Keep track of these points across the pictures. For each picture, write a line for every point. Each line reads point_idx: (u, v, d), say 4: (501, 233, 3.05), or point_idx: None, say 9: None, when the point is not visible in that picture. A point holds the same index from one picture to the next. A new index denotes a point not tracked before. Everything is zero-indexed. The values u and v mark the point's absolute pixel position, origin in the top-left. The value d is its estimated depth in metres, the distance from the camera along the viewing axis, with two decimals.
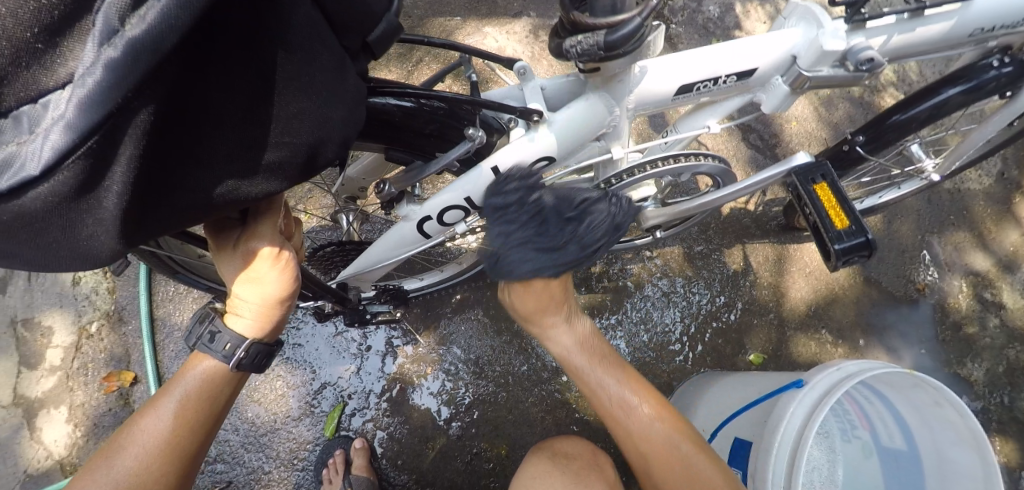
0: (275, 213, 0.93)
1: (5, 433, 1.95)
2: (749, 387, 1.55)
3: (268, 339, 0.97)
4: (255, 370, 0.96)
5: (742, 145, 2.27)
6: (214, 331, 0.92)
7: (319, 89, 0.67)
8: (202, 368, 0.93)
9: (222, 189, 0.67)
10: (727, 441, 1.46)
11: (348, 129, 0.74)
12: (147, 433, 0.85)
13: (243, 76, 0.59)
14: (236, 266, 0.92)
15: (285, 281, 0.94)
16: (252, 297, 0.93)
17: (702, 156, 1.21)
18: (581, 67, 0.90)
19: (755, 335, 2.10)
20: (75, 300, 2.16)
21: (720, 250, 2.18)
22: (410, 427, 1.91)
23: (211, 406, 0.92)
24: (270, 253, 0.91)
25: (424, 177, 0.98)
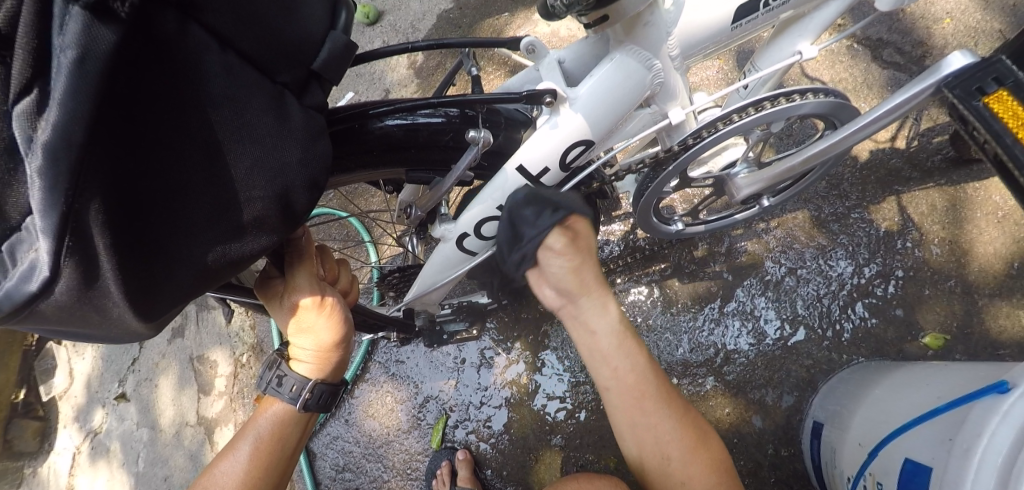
0: (311, 260, 0.88)
1: (195, 446, 2.32)
2: (919, 389, 1.21)
3: (332, 380, 0.93)
4: (323, 410, 0.92)
5: (874, 66, 1.80)
6: (282, 375, 0.89)
7: (262, 134, 0.65)
8: (274, 410, 0.93)
9: (215, 255, 0.66)
10: (897, 461, 1.09)
11: (313, 168, 0.70)
12: (224, 476, 0.86)
13: (186, 138, 0.59)
14: (284, 318, 0.89)
15: (334, 325, 0.89)
16: (306, 344, 0.89)
17: (799, 93, 0.92)
18: (583, 18, 0.73)
19: (926, 310, 1.64)
20: (228, 336, 2.48)
21: (863, 206, 1.75)
22: (513, 438, 1.84)
23: (283, 448, 0.92)
24: (312, 302, 0.86)
25: (445, 192, 0.87)
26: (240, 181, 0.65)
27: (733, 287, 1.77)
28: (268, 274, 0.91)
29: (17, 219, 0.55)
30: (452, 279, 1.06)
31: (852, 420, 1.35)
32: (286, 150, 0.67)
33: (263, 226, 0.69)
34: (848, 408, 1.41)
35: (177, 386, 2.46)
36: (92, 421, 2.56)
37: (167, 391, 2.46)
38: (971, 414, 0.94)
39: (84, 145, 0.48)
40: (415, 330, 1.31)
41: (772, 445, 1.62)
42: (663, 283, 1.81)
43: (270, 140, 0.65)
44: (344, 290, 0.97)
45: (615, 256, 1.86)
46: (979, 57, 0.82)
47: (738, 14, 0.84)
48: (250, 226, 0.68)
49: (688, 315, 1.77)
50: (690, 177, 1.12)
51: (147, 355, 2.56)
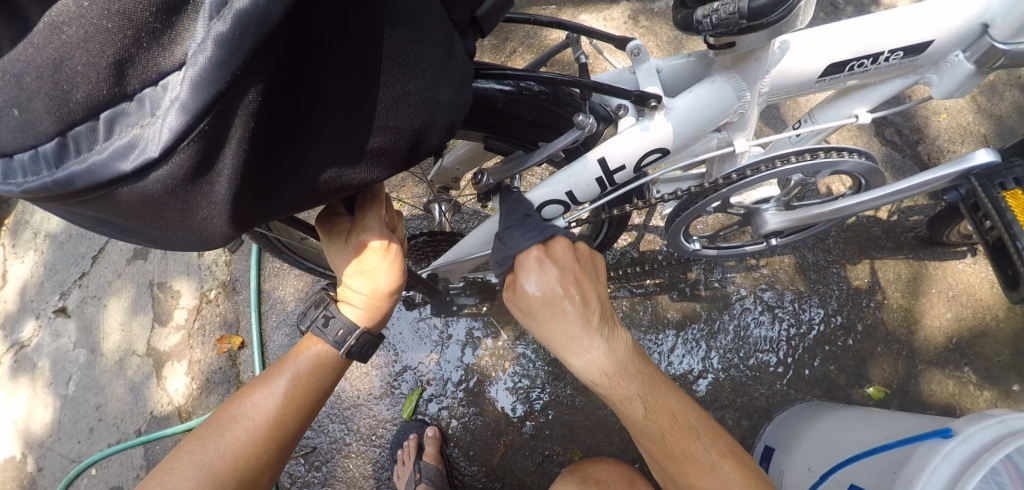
0: (381, 204, 0.87)
1: (139, 378, 2.22)
2: (862, 430, 1.36)
3: (375, 330, 0.92)
4: (360, 359, 0.91)
5: (875, 141, 1.99)
6: (329, 316, 0.88)
7: (424, 67, 0.65)
8: (315, 350, 0.89)
9: (328, 175, 0.66)
10: (842, 485, 1.22)
11: (453, 114, 0.70)
12: (256, 409, 0.83)
13: (351, 51, 0.59)
14: (345, 257, 0.87)
15: (394, 275, 0.87)
16: (360, 288, 0.88)
17: (845, 151, 1.04)
18: (711, 39, 0.81)
19: (876, 364, 1.82)
20: (199, 269, 2.39)
21: (840, 263, 1.93)
22: (485, 419, 1.90)
23: (318, 390, 0.88)
24: (381, 245, 0.85)
25: (523, 168, 0.93)
26: (381, 108, 0.64)
27: (717, 313, 1.90)
28: (332, 210, 0.88)
29: (134, 86, 0.52)
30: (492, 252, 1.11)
31: (803, 447, 1.50)
32: (441, 89, 0.67)
33: (383, 158, 0.68)
34: (798, 439, 1.55)
35: (129, 311, 2.33)
36: (20, 331, 2.37)
37: (116, 314, 2.33)
38: (915, 453, 1.08)
39: (274, 27, 0.49)
40: (438, 294, 1.33)
41: None
42: (651, 296, 1.92)
43: (430, 74, 0.65)
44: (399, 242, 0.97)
45: (617, 264, 1.96)
46: (1002, 159, 1.04)
47: (825, 72, 0.99)
48: (371, 154, 0.67)
49: (670, 330, 1.89)
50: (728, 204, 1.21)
51: (99, 273, 2.41)
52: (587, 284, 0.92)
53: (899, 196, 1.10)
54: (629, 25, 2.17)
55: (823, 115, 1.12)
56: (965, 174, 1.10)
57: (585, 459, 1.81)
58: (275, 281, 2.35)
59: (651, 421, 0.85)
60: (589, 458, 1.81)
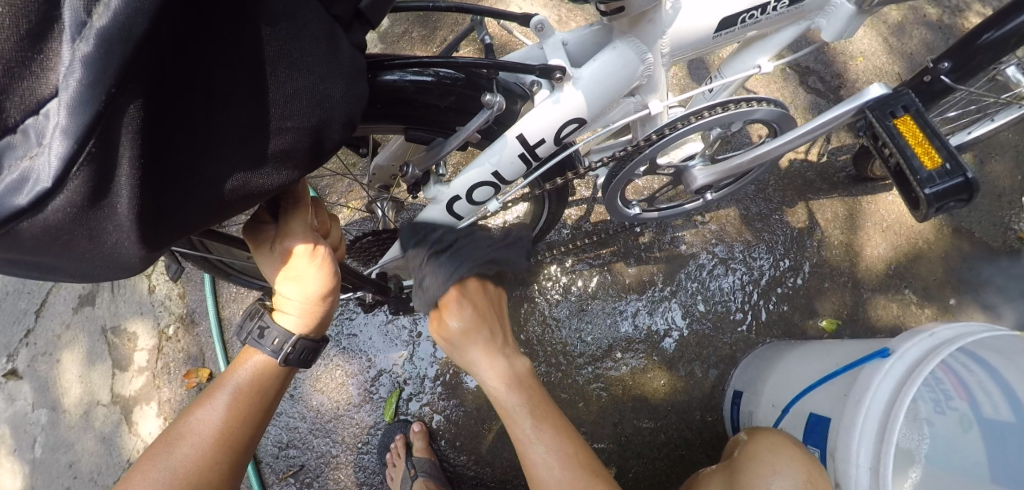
0: (305, 209, 0.87)
1: (108, 428, 2.10)
2: (821, 359, 1.42)
3: (314, 336, 0.93)
4: (301, 366, 0.92)
5: (800, 90, 2.07)
6: (263, 326, 0.89)
7: (312, 64, 0.68)
8: (253, 361, 0.90)
9: (235, 182, 0.67)
10: (803, 416, 1.30)
11: (349, 105, 0.74)
12: (201, 425, 0.83)
13: (236, 58, 0.61)
14: (273, 265, 0.87)
15: (324, 278, 0.88)
16: (293, 295, 0.88)
17: (754, 100, 1.09)
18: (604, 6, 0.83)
19: (826, 298, 1.92)
20: (153, 307, 2.28)
21: (782, 210, 2.01)
22: (466, 409, 1.92)
23: (262, 400, 0.89)
24: (306, 249, 0.85)
25: (446, 153, 0.94)
26: (276, 110, 0.67)
27: (674, 272, 1.96)
28: (257, 220, 0.88)
29: (15, 119, 0.50)
30: (433, 244, 1.11)
31: (769, 385, 1.57)
32: (332, 84, 0.71)
33: (287, 158, 0.71)
34: (765, 377, 1.62)
35: (87, 362, 2.17)
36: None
37: (71, 368, 2.15)
38: (863, 376, 1.15)
39: (142, 39, 0.49)
40: (389, 292, 1.36)
41: (699, 412, 1.84)
42: (610, 266, 1.97)
43: (318, 70, 0.69)
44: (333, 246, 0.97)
45: (571, 239, 1.99)
46: (894, 89, 1.12)
47: (720, 26, 1.01)
48: (275, 156, 0.70)
49: (632, 295, 1.95)
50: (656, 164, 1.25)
51: (45, 327, 2.20)
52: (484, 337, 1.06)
53: (805, 137, 1.18)
54: (554, 5, 2.19)
55: (730, 68, 1.17)
56: (862, 109, 1.17)
57: None
58: (235, 306, 2.30)
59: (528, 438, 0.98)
60: (571, 430, 1.85)
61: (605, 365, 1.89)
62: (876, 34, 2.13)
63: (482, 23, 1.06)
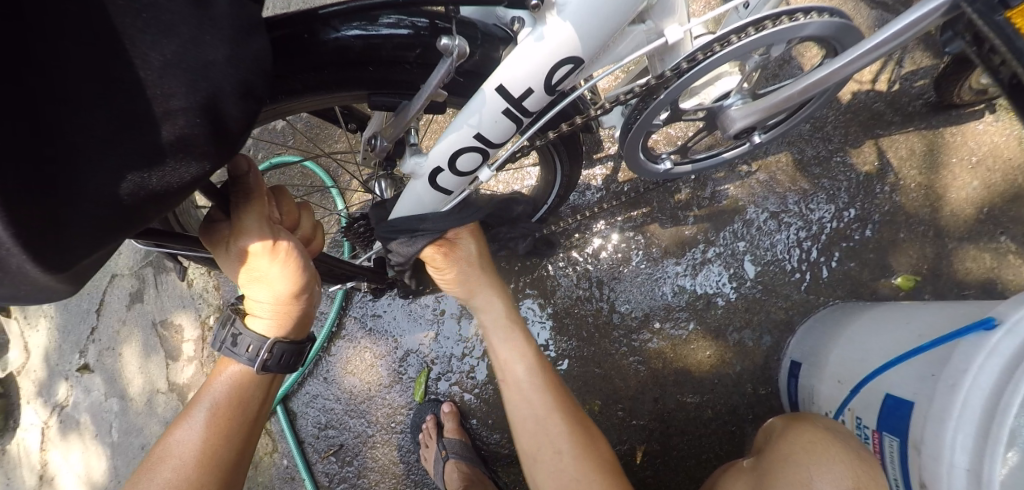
0: (263, 200, 0.77)
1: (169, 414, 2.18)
2: (897, 326, 1.23)
3: (294, 337, 0.84)
4: (287, 371, 0.84)
5: (863, 5, 1.74)
6: (237, 333, 0.81)
7: (173, 25, 0.55)
8: (231, 373, 0.85)
9: (129, 185, 0.58)
10: (877, 397, 1.13)
11: (241, 69, 0.61)
12: (180, 446, 0.80)
13: (65, 33, 0.50)
14: (235, 266, 0.79)
15: (293, 273, 0.79)
16: (263, 296, 0.80)
17: (804, 12, 0.86)
18: None
19: (902, 252, 1.65)
20: (193, 300, 2.25)
21: (845, 149, 1.73)
22: (496, 387, 1.83)
23: (243, 412, 0.85)
24: (264, 247, 0.76)
25: (412, 117, 0.79)
26: (150, 89, 0.55)
27: (716, 231, 1.75)
28: (213, 218, 0.79)
29: None
30: (426, 222, 0.98)
31: (836, 350, 1.37)
32: (208, 45, 0.58)
33: (190, 147, 0.60)
34: (829, 345, 1.42)
35: (143, 354, 2.26)
36: (56, 394, 2.33)
37: (132, 361, 2.25)
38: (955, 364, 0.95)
39: None
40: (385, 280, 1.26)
41: (751, 385, 1.66)
42: (643, 228, 1.78)
43: (185, 31, 0.56)
44: (306, 238, 0.88)
45: (598, 202, 1.80)
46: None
47: None
48: (170, 148, 0.59)
49: (670, 259, 1.76)
50: (680, 108, 1.07)
51: (106, 323, 2.31)
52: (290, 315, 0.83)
53: (880, 50, 0.91)
54: None
55: None
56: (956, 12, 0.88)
57: (603, 409, 1.73)
58: None
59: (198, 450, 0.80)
60: (608, 408, 1.73)
61: (642, 338, 1.73)
62: None
63: None
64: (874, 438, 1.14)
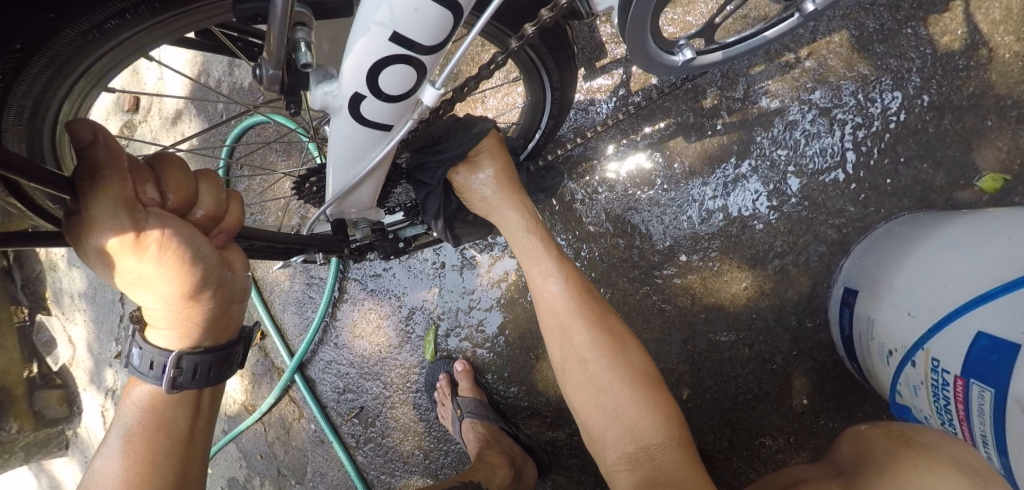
0: (116, 177, 0.57)
1: None
2: (993, 247, 0.97)
3: (211, 343, 0.68)
4: (213, 384, 0.69)
5: None
6: (138, 347, 0.66)
7: None
8: (139, 392, 0.68)
9: None
10: (965, 337, 0.91)
11: None
12: (101, 479, 0.67)
13: None
14: (100, 271, 0.59)
15: (177, 272, 0.59)
16: (152, 303, 0.62)
17: None
18: None
19: (987, 143, 1.34)
20: None
21: (918, 18, 1.37)
22: (508, 339, 1.69)
23: (170, 433, 0.69)
24: (122, 242, 0.55)
25: (282, 30, 0.54)
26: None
27: (752, 140, 1.46)
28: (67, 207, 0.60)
29: None
30: (372, 167, 0.75)
31: (899, 284, 1.13)
32: None
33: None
34: (892, 273, 1.18)
35: None
36: (105, 380, 2.16)
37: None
38: None
39: None
40: (345, 247, 1.04)
41: (795, 317, 1.45)
42: (664, 145, 1.50)
43: None
44: (210, 213, 0.67)
45: (606, 118, 1.53)
46: None
47: None
48: None
49: (697, 180, 1.49)
50: None
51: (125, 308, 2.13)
52: (196, 317, 0.64)
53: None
54: None
55: None
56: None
57: None
58: None
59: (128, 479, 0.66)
60: None
61: (668, 273, 1.52)
62: None
63: None
64: (955, 385, 0.93)
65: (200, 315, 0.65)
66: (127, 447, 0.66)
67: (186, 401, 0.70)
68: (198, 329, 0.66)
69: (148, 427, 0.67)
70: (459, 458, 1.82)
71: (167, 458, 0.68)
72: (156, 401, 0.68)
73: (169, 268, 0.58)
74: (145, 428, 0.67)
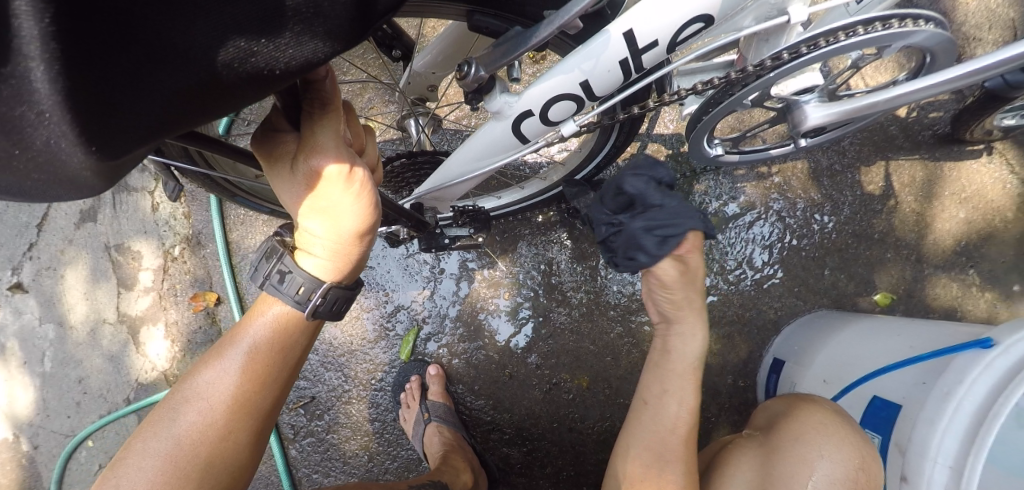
0: (339, 115, 0.70)
1: (116, 348, 1.87)
2: (888, 336, 1.31)
3: (347, 282, 0.80)
4: (333, 317, 0.81)
5: None
6: (285, 271, 0.77)
7: None
8: (273, 312, 0.77)
9: (235, 53, 0.52)
10: (865, 398, 1.21)
11: None
12: (208, 389, 0.74)
13: None
14: (299, 191, 0.72)
15: (365, 212, 0.73)
16: (325, 233, 0.74)
17: (920, 19, 0.90)
18: None
19: (885, 270, 1.77)
20: (156, 225, 1.95)
21: (855, 167, 1.81)
22: (487, 354, 1.82)
23: (284, 361, 0.78)
24: (340, 174, 0.69)
25: (520, 53, 0.72)
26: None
27: (723, 226, 1.80)
28: (276, 129, 0.73)
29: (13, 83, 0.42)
30: (492, 168, 0.92)
31: (819, 356, 1.45)
32: None
33: (314, 17, 0.56)
34: (813, 348, 1.50)
35: (91, 281, 1.90)
36: None
37: (76, 286, 1.90)
38: (951, 373, 1.02)
39: None
40: (428, 227, 1.21)
41: (731, 376, 1.74)
42: None
43: None
44: (371, 166, 0.81)
45: None
46: None
47: None
48: (294, 24, 0.55)
49: None
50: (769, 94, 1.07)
51: (46, 241, 1.92)
52: (351, 256, 0.77)
53: (965, 78, 0.95)
54: None
55: None
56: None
57: (594, 384, 1.76)
58: (243, 230, 1.95)
59: (238, 396, 0.74)
60: (598, 382, 1.76)
61: (639, 320, 1.77)
62: None
63: None
64: None
65: (355, 255, 0.77)
66: (246, 364, 0.74)
67: (299, 335, 0.80)
68: (347, 267, 0.78)
69: (266, 352, 0.76)
70: (406, 465, 1.84)
71: (273, 385, 0.77)
72: (282, 329, 0.77)
73: (363, 206, 0.73)
74: (264, 353, 0.76)
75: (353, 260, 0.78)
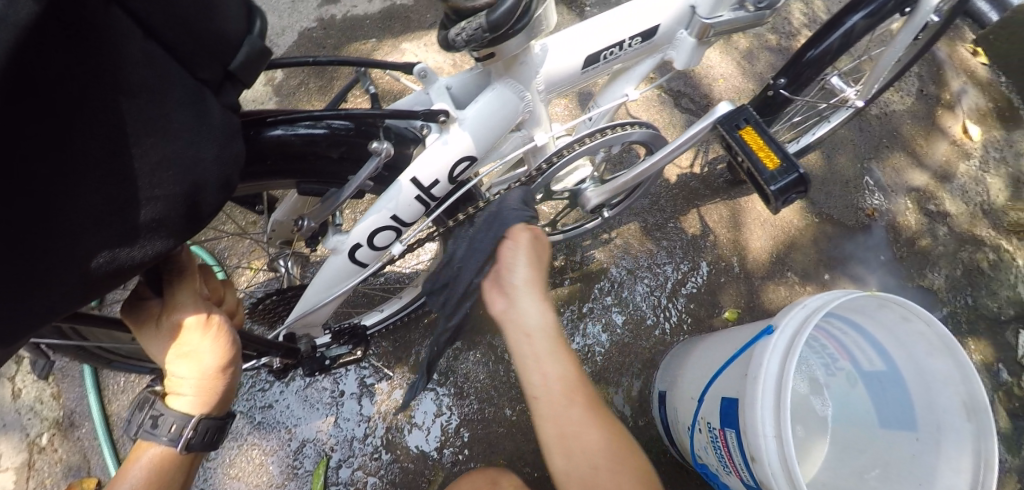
0: (192, 279, 0.88)
1: None
2: (713, 347, 1.59)
3: (216, 413, 0.92)
4: (208, 448, 0.90)
5: (676, 110, 2.33)
6: (156, 415, 0.87)
7: (179, 133, 0.70)
8: (149, 455, 0.88)
9: (99, 262, 0.67)
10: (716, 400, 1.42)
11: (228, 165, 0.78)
12: None
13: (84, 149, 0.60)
14: (162, 343, 0.86)
15: (222, 347, 0.88)
16: (189, 373, 0.87)
17: (631, 125, 1.22)
18: (473, 54, 0.88)
19: (726, 292, 2.10)
20: (16, 415, 1.77)
21: (676, 217, 2.20)
22: (402, 466, 1.81)
23: None
24: (197, 321, 0.85)
25: (340, 203, 0.92)
26: (143, 180, 0.68)
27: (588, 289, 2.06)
28: (140, 298, 0.89)
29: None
30: (342, 292, 1.08)
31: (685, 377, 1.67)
32: (203, 148, 0.73)
33: (160, 227, 0.72)
34: (680, 371, 1.73)
35: None
36: None
37: None
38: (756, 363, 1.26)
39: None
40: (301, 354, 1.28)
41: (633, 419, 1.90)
42: None
43: (185, 137, 0.71)
44: (230, 311, 0.99)
45: None
46: (735, 105, 1.27)
47: (586, 62, 1.09)
48: (146, 228, 0.70)
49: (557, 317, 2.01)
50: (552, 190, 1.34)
51: None
52: (218, 386, 0.90)
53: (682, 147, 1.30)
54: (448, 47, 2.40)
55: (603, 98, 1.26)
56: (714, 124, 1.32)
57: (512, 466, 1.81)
58: (125, 398, 1.85)
59: None
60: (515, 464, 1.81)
61: None
62: (732, 60, 2.47)
63: (365, 73, 1.17)
64: (720, 435, 1.40)
65: (222, 384, 0.91)
66: None
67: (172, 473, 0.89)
68: (213, 397, 0.90)
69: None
70: None
71: None
72: (156, 470, 0.87)
73: (219, 343, 0.87)
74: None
75: (219, 390, 0.91)
